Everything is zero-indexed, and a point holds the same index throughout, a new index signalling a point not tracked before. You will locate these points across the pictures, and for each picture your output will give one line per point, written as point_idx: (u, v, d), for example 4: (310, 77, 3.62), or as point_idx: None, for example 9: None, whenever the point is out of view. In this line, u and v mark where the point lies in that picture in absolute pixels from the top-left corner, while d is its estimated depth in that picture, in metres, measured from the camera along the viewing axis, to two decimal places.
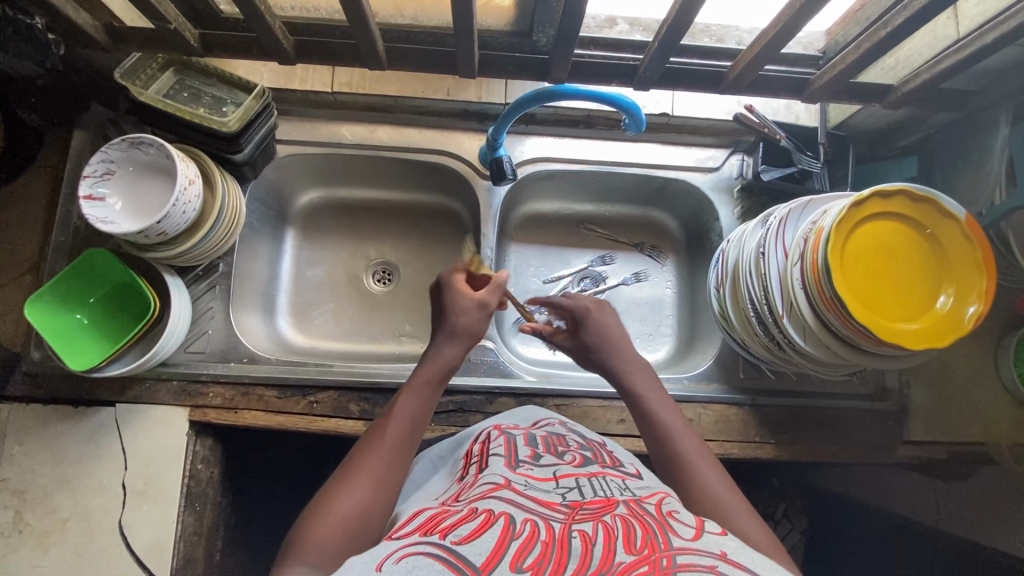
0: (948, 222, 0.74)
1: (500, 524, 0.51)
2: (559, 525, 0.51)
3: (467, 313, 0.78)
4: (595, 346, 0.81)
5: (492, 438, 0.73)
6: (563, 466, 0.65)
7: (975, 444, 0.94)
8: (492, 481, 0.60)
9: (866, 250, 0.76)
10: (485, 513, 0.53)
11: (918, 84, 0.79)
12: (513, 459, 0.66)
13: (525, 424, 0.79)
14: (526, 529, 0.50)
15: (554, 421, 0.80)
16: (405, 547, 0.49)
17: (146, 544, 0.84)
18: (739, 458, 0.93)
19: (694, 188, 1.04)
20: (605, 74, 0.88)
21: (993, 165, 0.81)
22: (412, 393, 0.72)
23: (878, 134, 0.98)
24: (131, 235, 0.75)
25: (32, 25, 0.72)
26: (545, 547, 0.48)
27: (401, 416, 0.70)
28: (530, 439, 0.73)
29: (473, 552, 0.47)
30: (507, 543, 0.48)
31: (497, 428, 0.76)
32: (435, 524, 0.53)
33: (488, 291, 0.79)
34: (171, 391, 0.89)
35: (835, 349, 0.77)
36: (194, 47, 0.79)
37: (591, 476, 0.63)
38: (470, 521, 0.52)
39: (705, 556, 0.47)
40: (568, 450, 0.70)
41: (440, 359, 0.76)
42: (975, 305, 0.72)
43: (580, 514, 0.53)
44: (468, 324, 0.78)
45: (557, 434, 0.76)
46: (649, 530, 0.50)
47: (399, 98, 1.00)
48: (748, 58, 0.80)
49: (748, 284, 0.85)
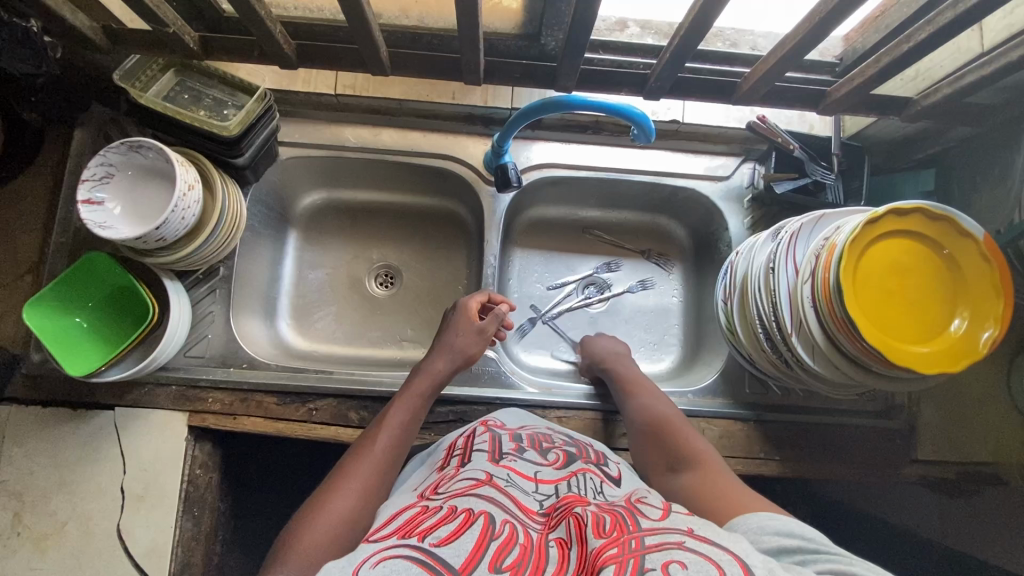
0: (966, 242, 0.72)
1: (480, 523, 0.50)
2: (537, 533, 0.51)
3: (467, 337, 0.83)
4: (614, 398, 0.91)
5: (477, 434, 0.72)
6: (545, 467, 0.64)
7: (984, 464, 0.92)
8: (473, 477, 0.59)
9: (877, 273, 0.74)
10: (465, 512, 0.52)
11: (939, 97, 0.77)
12: (496, 453, 0.66)
13: (512, 425, 0.76)
14: (505, 530, 0.50)
15: (541, 425, 0.78)
16: (383, 550, 0.48)
17: (144, 548, 0.83)
18: (743, 474, 0.92)
19: (704, 197, 1.02)
20: (615, 83, 0.85)
21: (1014, 181, 0.78)
22: (404, 405, 0.74)
23: (894, 145, 0.95)
24: (129, 241, 0.74)
25: (29, 28, 0.71)
26: (523, 552, 0.48)
27: (392, 427, 0.71)
28: (515, 436, 0.71)
29: (453, 555, 0.46)
30: (486, 544, 0.48)
31: (483, 424, 0.75)
32: (414, 526, 0.52)
33: (488, 319, 0.83)
34: (170, 396, 0.88)
35: (843, 369, 0.76)
36: (194, 50, 0.77)
37: (570, 478, 0.62)
38: (449, 522, 0.51)
39: (673, 534, 0.48)
40: (553, 447, 0.69)
41: (433, 372, 0.79)
42: (990, 329, 0.70)
43: (555, 519, 0.53)
44: (465, 345, 0.82)
45: (542, 432, 0.74)
46: (618, 516, 0.51)
47: (403, 101, 0.98)
48: (763, 69, 0.77)
49: (757, 299, 0.83)
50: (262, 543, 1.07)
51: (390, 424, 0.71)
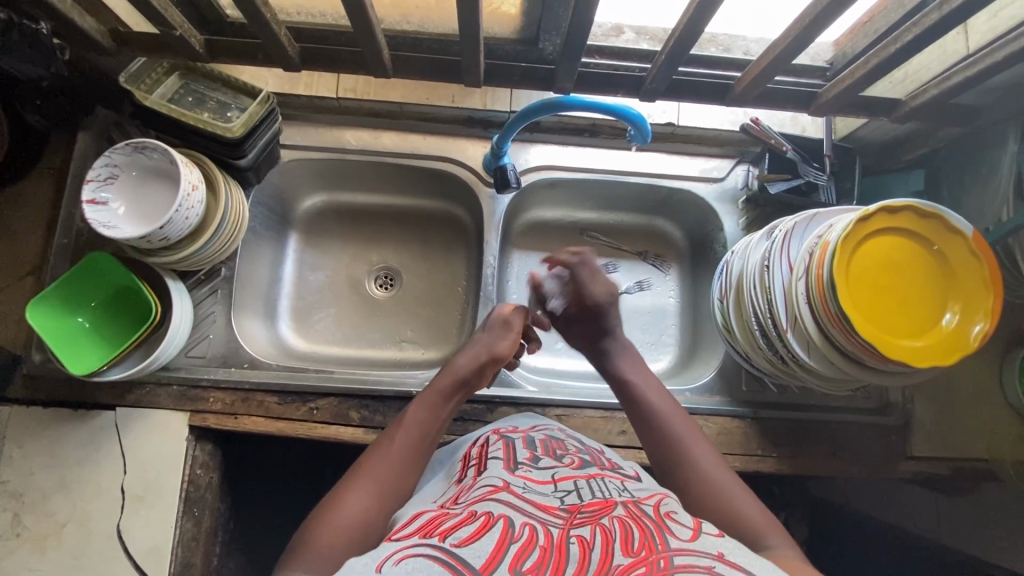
0: (955, 239, 0.74)
1: (499, 526, 0.51)
2: (558, 529, 0.51)
3: (495, 340, 0.83)
4: (609, 332, 0.86)
5: (491, 442, 0.72)
6: (561, 470, 0.65)
7: (978, 461, 0.93)
8: (491, 483, 0.60)
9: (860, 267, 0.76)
10: (484, 515, 0.53)
11: (927, 98, 0.79)
12: (512, 462, 0.65)
13: (524, 428, 0.78)
14: (525, 532, 0.50)
15: (553, 427, 0.80)
16: (404, 549, 0.49)
17: (143, 548, 0.83)
18: (740, 471, 0.93)
19: (699, 198, 1.03)
20: (611, 85, 0.87)
21: (1001, 180, 0.80)
22: (421, 406, 0.73)
23: (884, 147, 0.97)
24: (133, 240, 0.75)
25: (38, 30, 0.72)
26: (543, 553, 0.48)
27: (409, 425, 0.71)
28: (529, 442, 0.72)
29: (473, 555, 0.47)
30: (506, 546, 0.48)
31: (495, 433, 0.76)
32: (434, 526, 0.53)
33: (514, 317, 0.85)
34: (171, 396, 0.88)
35: (838, 365, 0.77)
36: (199, 53, 0.79)
37: (590, 479, 0.63)
38: (469, 523, 0.52)
39: (703, 557, 0.47)
40: (568, 454, 0.70)
41: (455, 370, 0.78)
42: (981, 323, 0.72)
43: (578, 517, 0.53)
44: (488, 341, 0.83)
45: (556, 438, 0.75)
46: (646, 532, 0.50)
47: (403, 104, 0.99)
48: (755, 71, 0.79)
49: (753, 297, 0.84)
50: (260, 546, 1.06)
51: (405, 424, 0.71)
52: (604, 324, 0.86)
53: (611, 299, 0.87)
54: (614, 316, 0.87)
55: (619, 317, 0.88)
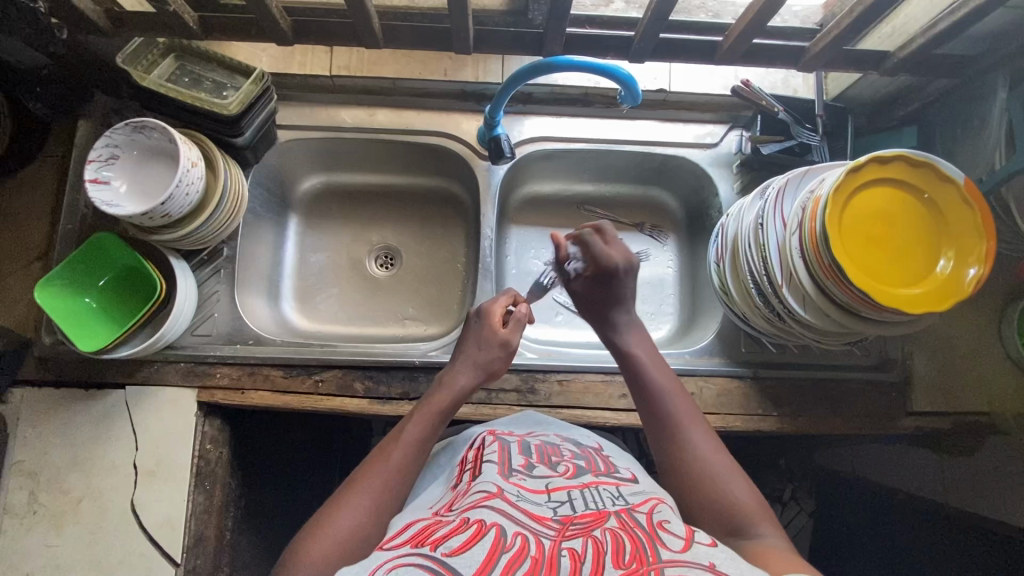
0: (945, 186, 0.74)
1: (492, 535, 0.52)
2: (550, 542, 0.52)
3: (491, 352, 0.80)
4: (621, 303, 0.84)
5: (486, 444, 0.74)
6: (556, 478, 0.65)
7: (981, 415, 0.93)
8: (485, 490, 0.61)
9: (858, 232, 0.76)
10: (477, 523, 0.54)
11: (913, 48, 0.79)
12: (506, 468, 0.66)
13: (521, 433, 0.80)
14: (516, 542, 0.51)
15: (550, 432, 0.81)
16: (396, 557, 0.50)
17: (157, 522, 0.85)
18: (742, 431, 0.94)
19: (693, 165, 1.04)
20: (600, 48, 0.88)
21: (992, 130, 0.81)
22: (421, 420, 0.72)
23: (877, 105, 0.97)
24: (135, 217, 0.77)
25: (36, 9, 0.74)
26: (535, 563, 0.49)
27: (410, 441, 0.70)
28: (523, 449, 0.73)
29: (464, 564, 0.48)
30: (498, 556, 0.49)
31: (492, 434, 0.78)
32: (427, 535, 0.54)
33: (513, 332, 0.81)
34: (178, 372, 0.90)
35: (833, 316, 0.78)
36: (193, 29, 0.81)
37: (583, 488, 0.63)
38: (462, 532, 0.53)
39: (693, 568, 0.47)
40: (563, 460, 0.71)
41: (455, 387, 0.77)
42: (975, 267, 0.72)
43: (570, 530, 0.54)
44: (489, 359, 0.80)
45: (551, 443, 0.76)
46: (638, 544, 0.51)
47: (397, 79, 1.02)
48: (742, 25, 0.80)
49: (747, 255, 0.85)
50: (275, 524, 1.08)
51: (405, 441, 0.70)
52: (618, 294, 0.84)
53: (628, 265, 0.84)
54: (629, 285, 0.84)
55: (633, 286, 0.86)
